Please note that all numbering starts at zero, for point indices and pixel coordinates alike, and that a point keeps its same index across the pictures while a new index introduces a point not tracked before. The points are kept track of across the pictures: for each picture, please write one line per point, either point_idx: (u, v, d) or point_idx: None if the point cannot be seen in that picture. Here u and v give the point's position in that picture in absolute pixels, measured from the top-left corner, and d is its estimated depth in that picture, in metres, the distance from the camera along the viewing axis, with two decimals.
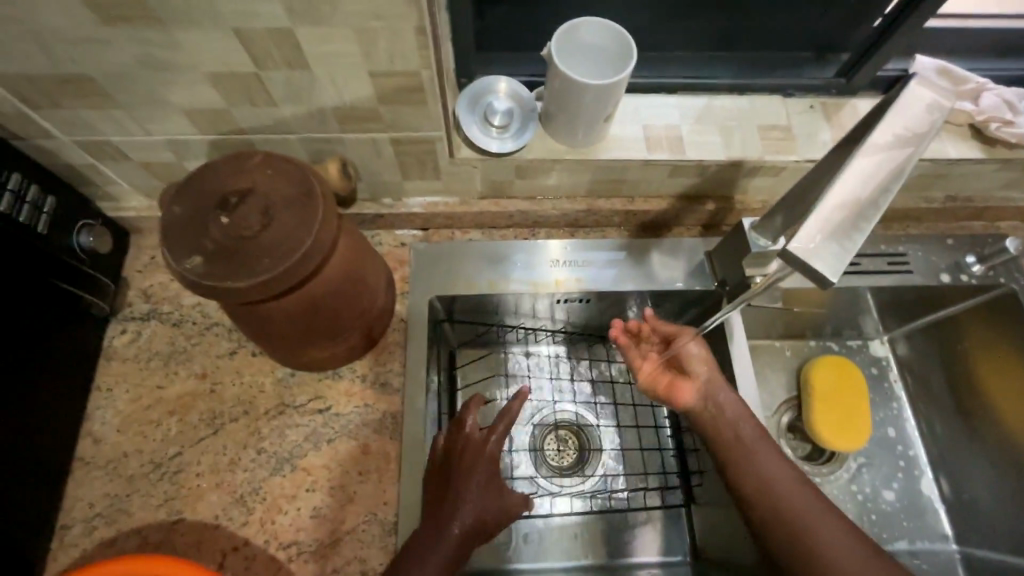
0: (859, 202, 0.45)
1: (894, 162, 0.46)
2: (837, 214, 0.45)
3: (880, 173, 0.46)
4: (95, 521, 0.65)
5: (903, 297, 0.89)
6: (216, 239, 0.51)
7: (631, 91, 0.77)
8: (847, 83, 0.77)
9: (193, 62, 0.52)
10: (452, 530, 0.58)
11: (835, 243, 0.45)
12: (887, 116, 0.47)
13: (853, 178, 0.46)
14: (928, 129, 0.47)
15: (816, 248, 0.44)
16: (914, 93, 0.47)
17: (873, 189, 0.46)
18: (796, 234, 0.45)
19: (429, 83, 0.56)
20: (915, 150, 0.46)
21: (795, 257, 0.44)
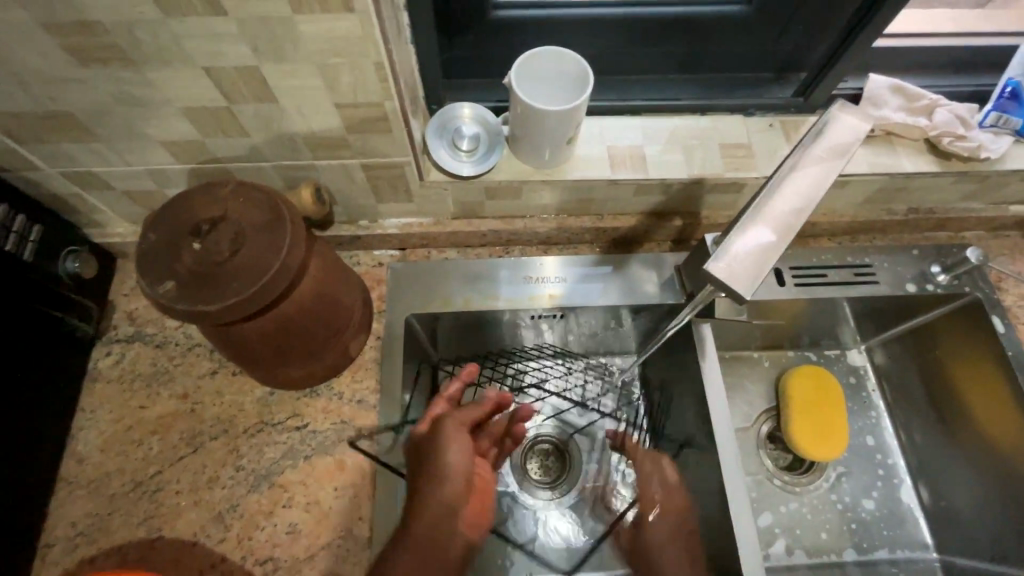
0: (778, 220, 0.50)
1: (813, 183, 0.50)
2: (759, 232, 0.49)
3: (798, 194, 0.50)
4: (76, 540, 0.67)
5: (873, 307, 0.91)
6: (189, 264, 0.54)
7: (596, 114, 0.80)
8: (805, 101, 0.80)
9: (167, 97, 0.55)
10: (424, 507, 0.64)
11: (751, 259, 0.49)
12: (809, 140, 0.50)
13: (774, 200, 0.50)
14: (849, 149, 0.50)
15: (732, 266, 0.49)
16: (836, 118, 0.51)
17: (795, 207, 0.50)
18: (715, 255, 0.50)
19: (394, 113, 0.59)
20: (836, 166, 0.50)
21: (712, 273, 0.49)
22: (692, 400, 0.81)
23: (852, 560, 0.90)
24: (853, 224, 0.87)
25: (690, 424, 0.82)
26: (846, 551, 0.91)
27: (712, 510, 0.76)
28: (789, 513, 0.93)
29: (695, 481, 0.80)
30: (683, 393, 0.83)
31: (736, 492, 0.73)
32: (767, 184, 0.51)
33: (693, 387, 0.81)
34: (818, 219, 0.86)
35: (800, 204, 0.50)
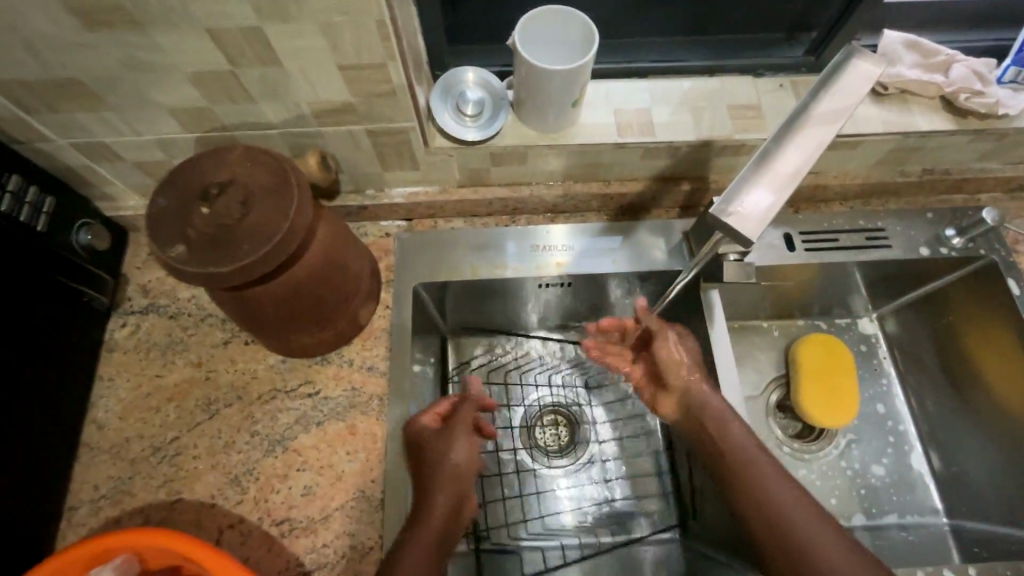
0: (785, 163, 0.49)
1: (821, 126, 0.49)
2: (766, 177, 0.49)
3: (806, 141, 0.49)
4: (100, 502, 0.69)
5: (885, 273, 0.90)
6: (199, 228, 0.54)
7: (602, 77, 0.78)
8: (817, 60, 0.78)
9: (171, 62, 0.55)
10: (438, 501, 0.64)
11: (755, 205, 0.49)
12: (821, 84, 0.49)
13: (782, 146, 0.50)
14: (860, 93, 0.49)
15: (737, 212, 0.49)
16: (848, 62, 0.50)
17: (803, 153, 0.49)
18: (721, 199, 0.50)
19: (397, 74, 0.59)
20: (846, 111, 0.49)
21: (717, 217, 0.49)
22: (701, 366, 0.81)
23: (860, 524, 0.91)
24: (866, 187, 0.86)
25: None
26: (855, 516, 0.91)
27: None
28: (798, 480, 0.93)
29: None
30: None
31: None
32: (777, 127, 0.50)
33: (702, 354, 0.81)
34: (830, 182, 0.84)
35: (808, 148, 0.49)
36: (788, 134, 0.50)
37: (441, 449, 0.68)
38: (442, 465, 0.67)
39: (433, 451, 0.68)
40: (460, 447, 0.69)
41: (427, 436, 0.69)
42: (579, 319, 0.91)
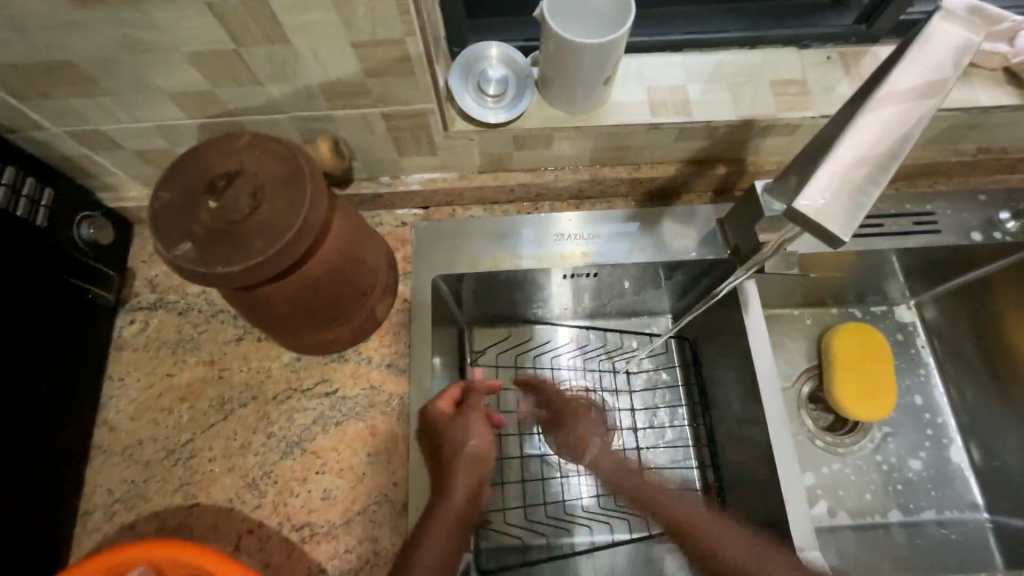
0: (873, 148, 0.43)
1: (910, 106, 0.44)
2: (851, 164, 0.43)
3: (894, 123, 0.43)
4: (114, 507, 0.67)
5: (930, 259, 0.85)
6: (206, 223, 0.50)
7: (633, 52, 0.73)
8: (869, 29, 0.71)
9: (171, 40, 0.51)
10: (454, 491, 0.60)
11: (846, 197, 0.42)
12: (906, 58, 0.44)
13: (868, 128, 0.44)
14: (950, 69, 0.44)
15: (825, 205, 0.42)
16: (933, 31, 0.45)
17: (889, 136, 0.43)
18: (805, 189, 0.42)
19: (416, 52, 0.54)
20: (938, 89, 0.44)
21: (803, 212, 0.42)
22: (735, 360, 0.78)
23: (897, 520, 0.87)
24: (913, 168, 0.80)
25: (732, 385, 0.78)
26: (891, 512, 0.87)
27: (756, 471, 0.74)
28: (831, 474, 0.89)
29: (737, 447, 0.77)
30: (726, 353, 0.79)
31: (785, 455, 0.71)
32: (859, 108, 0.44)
33: (737, 347, 0.77)
34: None
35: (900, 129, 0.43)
36: (874, 116, 0.44)
37: (453, 434, 0.64)
38: (457, 453, 0.63)
39: (446, 438, 0.64)
40: (470, 431, 0.65)
41: (440, 422, 0.65)
42: (603, 310, 0.87)
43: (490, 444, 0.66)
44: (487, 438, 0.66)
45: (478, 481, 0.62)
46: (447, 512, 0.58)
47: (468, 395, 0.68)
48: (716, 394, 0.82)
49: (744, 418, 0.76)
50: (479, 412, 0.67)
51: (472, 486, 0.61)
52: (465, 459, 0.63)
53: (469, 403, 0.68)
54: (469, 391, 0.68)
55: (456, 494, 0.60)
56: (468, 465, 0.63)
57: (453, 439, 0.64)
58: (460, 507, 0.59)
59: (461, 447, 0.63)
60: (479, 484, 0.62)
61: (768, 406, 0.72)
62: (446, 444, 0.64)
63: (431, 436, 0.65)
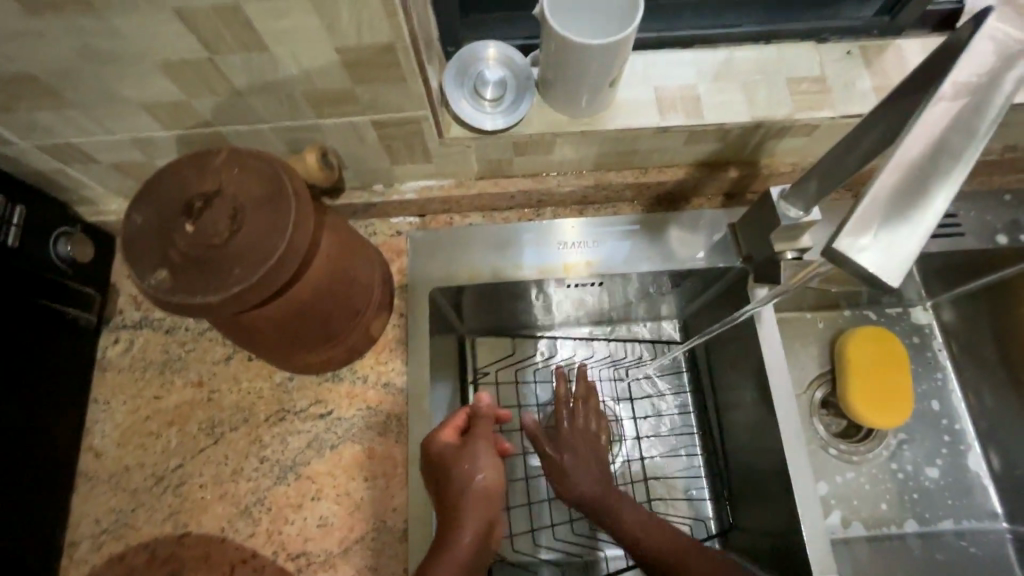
0: (923, 177, 0.36)
1: (964, 125, 0.36)
2: (900, 192, 0.36)
3: (950, 135, 0.36)
4: (102, 537, 0.64)
5: (951, 262, 0.81)
6: (183, 249, 0.47)
7: (640, 48, 0.68)
8: (892, 21, 0.67)
9: (139, 49, 0.46)
10: (462, 537, 0.55)
11: (894, 232, 0.36)
12: (958, 64, 0.36)
13: (918, 144, 0.36)
14: (1009, 76, 0.36)
15: (871, 242, 0.35)
16: (999, 22, 0.37)
17: (942, 155, 0.36)
18: (847, 223, 0.36)
19: (406, 57, 0.49)
20: (995, 102, 0.36)
21: (844, 252, 0.35)
22: (747, 371, 0.74)
23: (913, 531, 0.84)
24: None
25: (743, 398, 0.75)
26: (907, 523, 0.84)
27: (769, 487, 0.70)
28: (845, 484, 0.86)
29: (749, 461, 0.74)
30: (737, 364, 0.76)
31: (801, 471, 0.67)
32: (905, 126, 0.36)
33: (749, 358, 0.73)
34: None
35: (955, 152, 0.36)
36: (924, 137, 0.36)
37: (460, 466, 0.59)
38: (464, 488, 0.58)
39: (451, 470, 0.59)
40: (477, 464, 0.59)
41: (446, 453, 0.60)
42: (608, 318, 0.83)
43: (500, 479, 0.60)
44: (495, 472, 0.60)
45: (488, 519, 0.57)
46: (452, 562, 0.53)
47: (475, 422, 0.63)
48: (727, 405, 0.78)
49: (756, 433, 0.73)
50: (487, 441, 0.62)
51: (478, 530, 0.56)
52: (472, 499, 0.57)
53: (477, 430, 0.62)
54: (476, 417, 0.63)
55: (462, 541, 0.55)
56: (476, 505, 0.57)
57: (460, 472, 0.59)
58: (466, 556, 0.54)
59: (468, 485, 0.58)
60: (487, 528, 0.57)
61: (783, 420, 0.68)
62: (452, 480, 0.59)
63: (437, 469, 0.60)
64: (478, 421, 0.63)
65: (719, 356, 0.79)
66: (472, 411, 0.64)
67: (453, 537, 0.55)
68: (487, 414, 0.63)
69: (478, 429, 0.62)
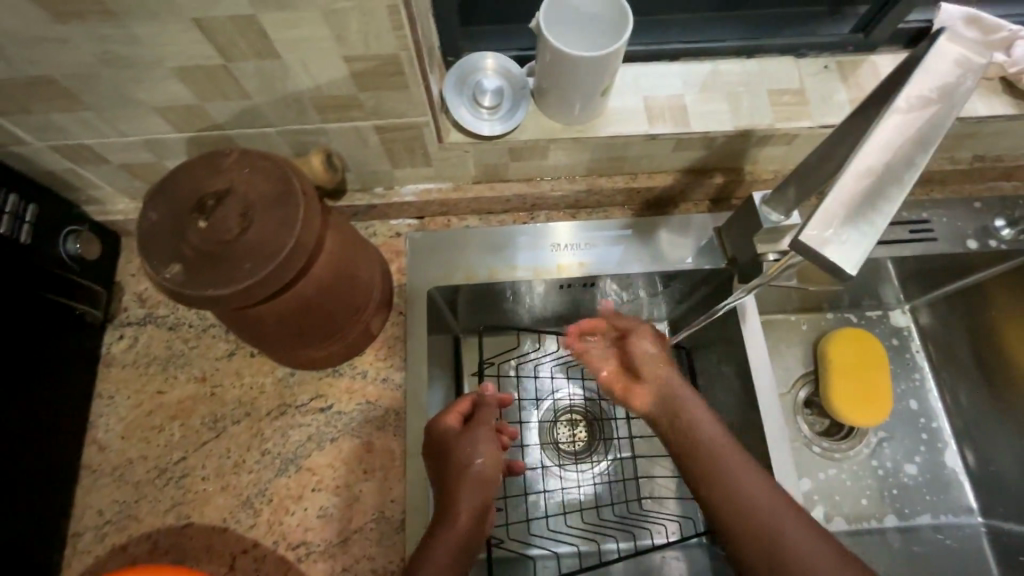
0: (881, 180, 0.39)
1: (917, 135, 0.40)
2: (859, 193, 0.39)
3: (905, 143, 0.40)
4: (105, 528, 0.66)
5: (926, 266, 0.85)
6: (196, 245, 0.49)
7: (630, 60, 0.72)
8: (866, 38, 0.71)
9: (156, 55, 0.49)
10: (460, 517, 0.58)
11: (852, 227, 0.39)
12: (913, 79, 0.40)
13: (876, 151, 0.39)
14: (958, 92, 0.40)
15: (833, 235, 0.39)
16: (948, 46, 0.41)
17: (898, 160, 0.40)
18: (811, 217, 0.39)
19: (410, 66, 0.52)
20: (946, 114, 0.40)
21: (810, 244, 0.39)
22: (733, 369, 0.77)
23: (893, 525, 0.87)
24: None
25: (728, 394, 0.78)
26: (887, 517, 0.87)
27: None
28: (827, 480, 0.89)
29: None
30: (723, 361, 0.79)
31: (784, 465, 0.70)
32: (866, 132, 0.40)
33: (735, 356, 0.76)
34: None
35: (910, 158, 0.40)
36: (882, 143, 0.40)
37: (463, 452, 0.61)
38: (465, 471, 0.61)
39: (454, 455, 0.61)
40: (479, 452, 0.62)
41: (450, 437, 0.63)
42: None
43: (499, 464, 0.64)
44: (495, 457, 0.64)
45: (485, 503, 0.60)
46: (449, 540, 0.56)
47: (480, 409, 0.66)
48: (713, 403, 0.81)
49: (741, 429, 0.75)
50: (490, 427, 0.65)
51: (476, 511, 0.59)
52: (472, 482, 0.60)
53: (481, 417, 0.65)
54: (480, 406, 0.67)
55: (460, 521, 0.58)
56: (475, 487, 0.60)
57: (462, 458, 0.61)
58: (463, 534, 0.57)
59: (469, 467, 0.61)
60: (484, 509, 0.60)
61: (766, 416, 0.71)
62: (454, 461, 0.61)
63: (438, 452, 0.63)
64: (481, 410, 0.66)
65: (706, 355, 0.82)
66: (477, 399, 0.67)
67: (451, 517, 0.58)
68: (491, 403, 0.67)
69: (482, 416, 0.66)
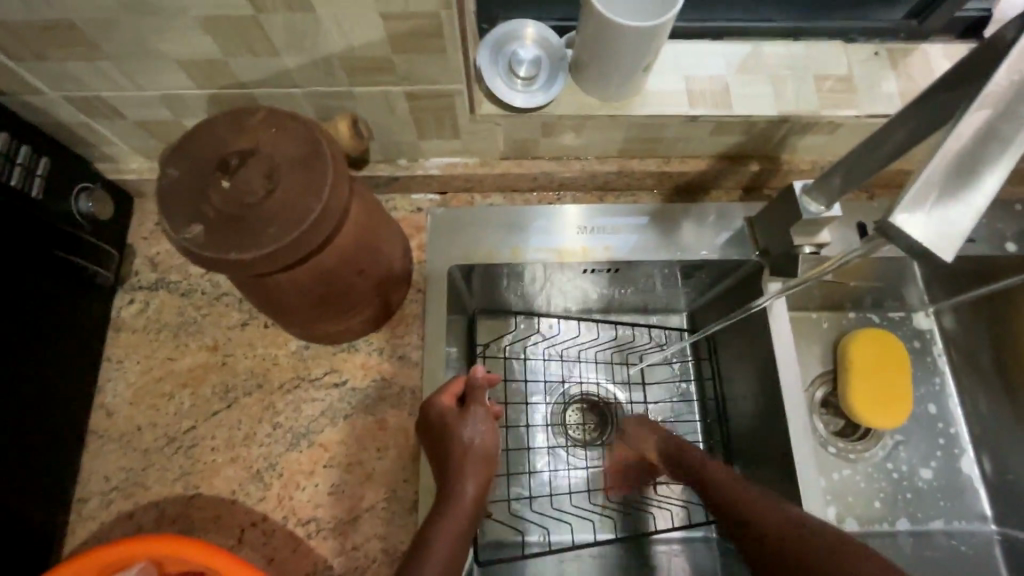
0: (975, 159, 0.37)
1: (1016, 110, 0.37)
2: (953, 173, 0.37)
3: (1002, 120, 0.37)
4: (112, 495, 0.64)
5: (959, 267, 0.83)
6: (218, 206, 0.47)
7: (671, 38, 0.69)
8: (919, 26, 0.68)
9: (182, 2, 0.46)
10: (461, 502, 0.56)
11: (945, 211, 0.37)
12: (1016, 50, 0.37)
13: (972, 128, 0.37)
14: None
15: (926, 218, 0.37)
16: None
17: (995, 138, 0.37)
18: (901, 199, 0.37)
19: (449, 28, 0.50)
20: None
21: (899, 228, 0.37)
22: (755, 365, 0.74)
23: (904, 529, 0.85)
24: None
25: (748, 390, 0.75)
26: (899, 521, 0.85)
27: (771, 475, 0.71)
28: (842, 481, 0.87)
29: (753, 452, 0.75)
30: (745, 355, 0.76)
31: (804, 465, 0.68)
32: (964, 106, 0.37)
33: (759, 352, 0.74)
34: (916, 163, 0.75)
35: (1009, 138, 0.37)
36: (980, 119, 0.37)
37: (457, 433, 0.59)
38: (459, 453, 0.58)
39: (448, 436, 0.59)
40: (477, 430, 0.60)
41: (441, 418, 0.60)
42: (619, 306, 0.84)
43: (495, 440, 0.61)
44: (489, 435, 0.60)
45: (487, 483, 0.58)
46: (448, 527, 0.54)
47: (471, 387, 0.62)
48: (732, 398, 0.79)
49: (761, 425, 0.73)
50: (483, 406, 0.61)
51: (477, 495, 0.57)
52: (468, 463, 0.58)
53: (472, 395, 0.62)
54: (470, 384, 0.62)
55: (462, 503, 0.56)
56: (471, 468, 0.58)
57: (458, 440, 0.59)
58: (463, 519, 0.55)
59: (465, 450, 0.59)
60: (484, 493, 0.58)
61: (789, 416, 0.69)
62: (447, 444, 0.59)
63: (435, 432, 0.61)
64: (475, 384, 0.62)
65: (727, 349, 0.80)
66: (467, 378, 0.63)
67: (450, 501, 0.56)
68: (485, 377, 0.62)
69: (474, 397, 0.62)
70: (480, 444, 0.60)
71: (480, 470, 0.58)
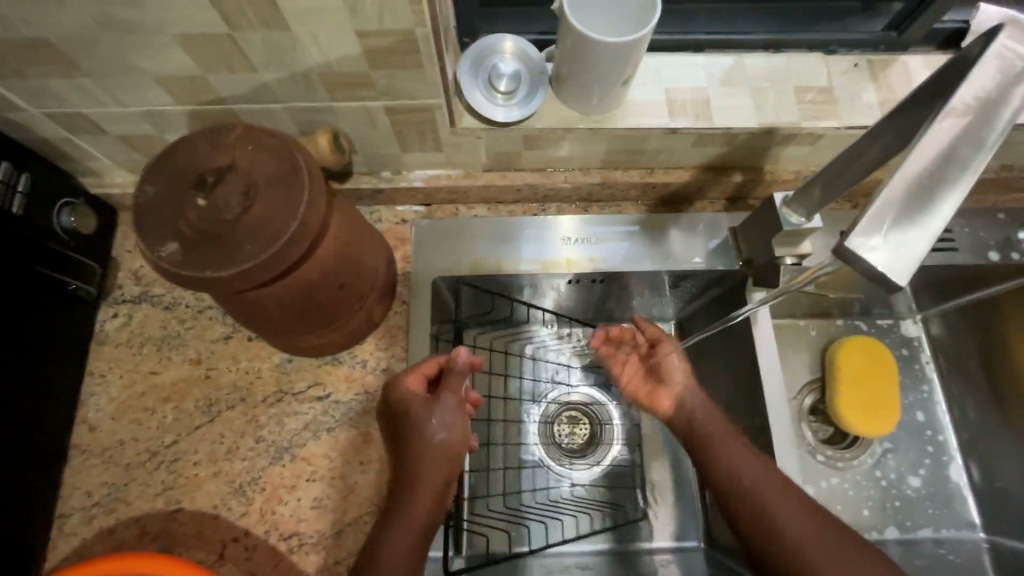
0: (931, 182, 0.38)
1: (972, 136, 0.37)
2: (909, 197, 0.38)
3: (959, 145, 0.38)
4: (93, 510, 0.64)
5: (944, 275, 0.83)
6: (195, 224, 0.47)
7: (652, 50, 0.69)
8: (898, 38, 0.69)
9: (157, 21, 0.46)
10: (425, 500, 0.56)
11: (900, 235, 0.37)
12: (971, 77, 0.37)
13: (927, 154, 0.38)
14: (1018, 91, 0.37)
15: (881, 242, 0.37)
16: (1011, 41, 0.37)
17: (951, 163, 0.38)
18: (857, 223, 0.38)
19: (425, 45, 0.50)
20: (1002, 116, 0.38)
21: (854, 251, 0.37)
22: (740, 375, 0.74)
23: (893, 538, 0.84)
24: None
25: (734, 400, 0.75)
26: (888, 529, 0.85)
27: None
28: (830, 489, 0.87)
29: None
30: (731, 365, 0.76)
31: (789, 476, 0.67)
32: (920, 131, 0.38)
33: (744, 362, 0.74)
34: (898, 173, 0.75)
35: (964, 164, 0.38)
36: (936, 143, 0.38)
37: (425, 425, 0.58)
38: (424, 446, 0.58)
39: (415, 427, 0.58)
40: (445, 423, 0.59)
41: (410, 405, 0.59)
42: (606, 316, 0.84)
43: (466, 436, 0.60)
44: (457, 430, 0.59)
45: (449, 479, 0.58)
46: (411, 523, 0.55)
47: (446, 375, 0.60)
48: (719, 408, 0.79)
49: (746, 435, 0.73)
50: (455, 398, 0.60)
51: (440, 492, 0.57)
52: (432, 459, 0.57)
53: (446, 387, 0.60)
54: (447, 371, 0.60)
55: (422, 502, 0.56)
56: (434, 462, 0.58)
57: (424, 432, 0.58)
58: (423, 519, 0.56)
59: (429, 442, 0.58)
60: (446, 489, 0.58)
61: (775, 427, 0.69)
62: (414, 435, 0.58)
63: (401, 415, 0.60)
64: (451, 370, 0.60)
65: (713, 359, 0.80)
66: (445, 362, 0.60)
67: (410, 497, 0.56)
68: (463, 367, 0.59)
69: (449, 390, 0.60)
70: (448, 440, 0.59)
71: (445, 467, 0.58)
